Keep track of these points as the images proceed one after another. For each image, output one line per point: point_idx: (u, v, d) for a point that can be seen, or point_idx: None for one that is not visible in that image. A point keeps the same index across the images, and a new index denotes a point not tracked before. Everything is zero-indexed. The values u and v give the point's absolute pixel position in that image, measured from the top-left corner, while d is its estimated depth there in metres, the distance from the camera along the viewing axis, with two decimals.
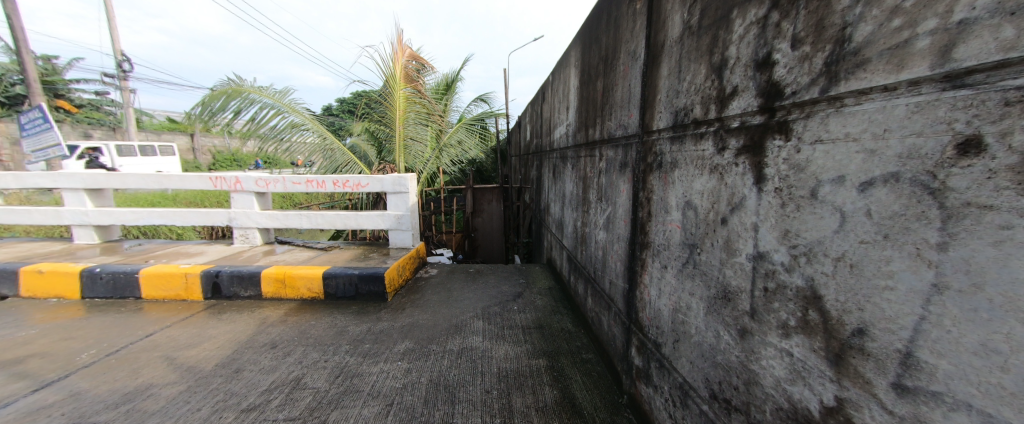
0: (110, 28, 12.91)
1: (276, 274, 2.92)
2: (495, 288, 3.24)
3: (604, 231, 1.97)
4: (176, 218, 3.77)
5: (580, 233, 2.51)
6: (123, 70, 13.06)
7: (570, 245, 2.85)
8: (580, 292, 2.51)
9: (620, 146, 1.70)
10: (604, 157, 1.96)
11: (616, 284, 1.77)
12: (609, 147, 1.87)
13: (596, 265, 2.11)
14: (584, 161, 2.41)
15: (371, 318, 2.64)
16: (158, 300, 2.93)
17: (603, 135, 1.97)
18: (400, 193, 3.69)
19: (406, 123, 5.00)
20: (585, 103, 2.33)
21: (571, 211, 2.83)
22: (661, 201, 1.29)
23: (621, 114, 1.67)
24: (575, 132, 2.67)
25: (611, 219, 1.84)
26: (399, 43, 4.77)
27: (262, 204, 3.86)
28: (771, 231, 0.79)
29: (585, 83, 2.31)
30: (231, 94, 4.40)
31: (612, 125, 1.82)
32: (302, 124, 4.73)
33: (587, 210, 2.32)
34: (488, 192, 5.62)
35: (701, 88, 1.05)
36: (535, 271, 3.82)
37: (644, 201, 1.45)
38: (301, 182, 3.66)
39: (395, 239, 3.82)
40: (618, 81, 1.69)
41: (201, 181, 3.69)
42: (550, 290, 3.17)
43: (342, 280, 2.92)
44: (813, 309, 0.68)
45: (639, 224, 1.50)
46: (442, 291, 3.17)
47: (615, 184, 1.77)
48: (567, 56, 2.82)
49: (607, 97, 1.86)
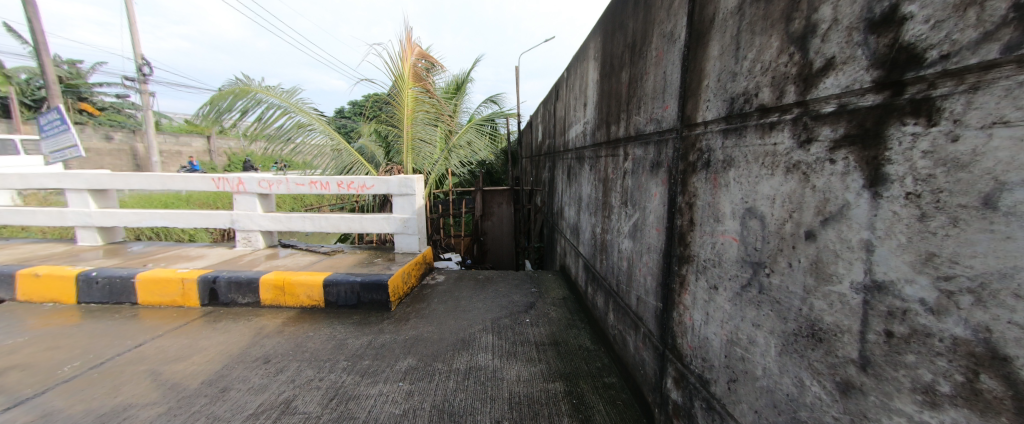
0: (132, 34, 13.35)
1: (274, 280, 2.78)
2: (505, 297, 3.04)
3: (630, 240, 1.75)
4: (179, 219, 3.70)
5: (600, 241, 2.29)
6: (142, 74, 13.45)
7: (587, 253, 2.63)
8: (599, 305, 2.30)
9: (651, 144, 1.48)
10: (629, 157, 1.75)
11: (646, 301, 1.55)
12: (636, 146, 1.66)
13: (620, 278, 1.89)
14: (605, 162, 2.19)
15: (372, 330, 2.47)
16: (154, 305, 2.86)
17: (628, 132, 1.76)
18: (407, 195, 3.52)
19: (414, 123, 4.86)
20: (607, 98, 2.12)
21: (589, 217, 2.61)
22: (709, 208, 1.08)
23: (652, 107, 1.47)
24: (593, 130, 2.45)
25: (639, 227, 1.63)
26: (408, 41, 4.64)
27: (265, 206, 3.75)
28: (899, 253, 0.56)
29: (607, 76, 2.09)
30: (238, 94, 4.35)
31: (641, 120, 1.60)
32: (309, 124, 4.63)
33: (608, 216, 2.10)
34: (498, 194, 5.45)
35: (772, 66, 0.83)
36: (547, 279, 3.61)
37: (685, 207, 1.23)
38: (304, 183, 3.54)
39: (401, 244, 3.67)
40: (650, 69, 1.48)
41: (204, 183, 3.61)
42: (564, 301, 2.96)
43: (344, 288, 2.77)
44: (990, 374, 0.45)
45: (677, 233, 1.28)
46: (449, 301, 2.98)
47: (645, 187, 1.56)
48: (585, 48, 2.61)
49: (635, 89, 1.66)
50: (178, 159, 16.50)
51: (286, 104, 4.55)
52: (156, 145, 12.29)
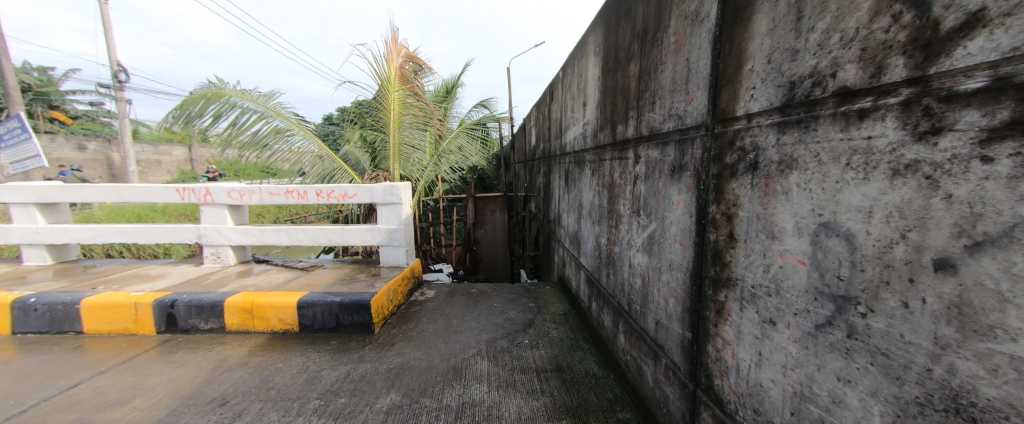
0: (107, 39, 12.81)
1: (241, 303, 2.47)
2: (501, 315, 2.79)
3: (644, 255, 1.53)
4: (139, 235, 3.34)
5: (606, 254, 2.06)
6: (119, 81, 12.91)
7: (591, 265, 2.41)
8: (607, 325, 2.07)
9: (671, 144, 1.27)
10: (641, 160, 1.54)
11: (668, 327, 1.32)
12: (650, 147, 1.44)
13: (632, 296, 1.67)
14: (610, 167, 1.98)
15: (352, 358, 2.18)
16: (103, 334, 2.51)
17: (639, 131, 1.55)
18: (393, 204, 3.25)
19: (401, 128, 4.60)
20: (611, 95, 1.91)
21: (592, 226, 2.39)
22: (759, 221, 0.87)
23: (672, 101, 1.26)
24: (595, 131, 2.26)
25: (656, 240, 1.41)
26: (394, 42, 4.39)
27: (237, 218, 3.43)
28: None
29: (611, 72, 1.89)
30: (210, 97, 4.03)
31: (656, 117, 1.39)
32: (288, 129, 4.33)
33: (616, 226, 1.88)
34: (491, 201, 5.23)
35: (861, 35, 0.62)
36: (546, 292, 3.37)
37: (721, 219, 1.01)
38: (280, 193, 3.25)
39: (386, 257, 3.39)
40: (667, 57, 1.28)
41: (168, 194, 3.28)
42: (565, 317, 2.72)
43: (321, 309, 2.47)
44: None
45: (709, 249, 1.06)
46: (440, 320, 2.72)
47: (662, 194, 1.34)
48: (585, 43, 2.42)
49: (647, 82, 1.45)
50: (157, 169, 15.82)
51: (263, 108, 4.25)
52: (132, 155, 11.68)
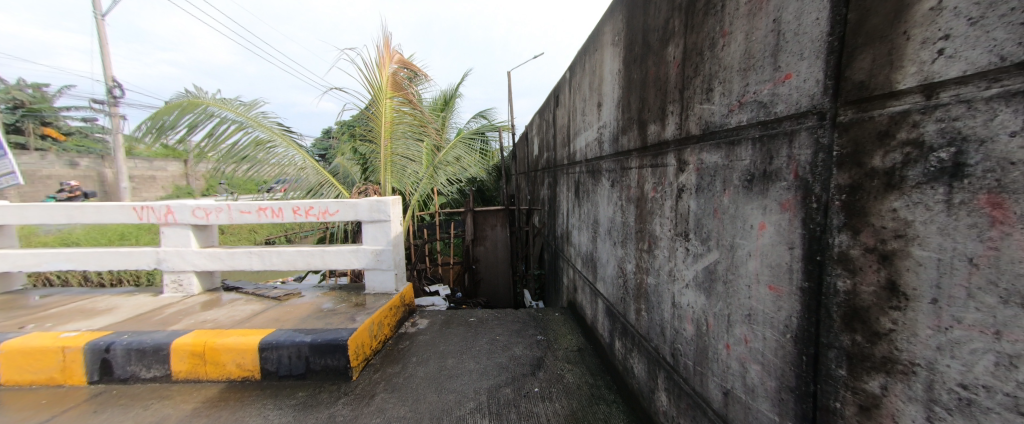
0: (103, 56, 12.71)
1: (191, 346, 2.08)
2: (504, 351, 2.37)
3: (698, 292, 1.15)
4: (92, 261, 2.97)
5: (635, 286, 1.68)
6: (113, 97, 12.75)
7: (612, 294, 2.03)
8: (638, 374, 1.65)
9: (746, 143, 0.91)
10: (690, 167, 1.18)
11: (749, 405, 0.92)
12: (706, 150, 1.09)
13: (680, 347, 1.26)
14: (638, 177, 1.62)
15: (318, 417, 1.76)
16: (24, 386, 2.09)
17: (685, 129, 1.19)
18: (380, 221, 2.86)
19: (393, 138, 4.26)
20: (639, 90, 1.58)
21: (612, 247, 2.02)
22: (979, 271, 0.47)
23: (746, 83, 0.90)
24: (615, 135, 1.91)
25: (720, 276, 1.03)
26: (386, 47, 4.10)
27: (204, 240, 3.04)
28: None
29: (638, 62, 1.56)
30: (186, 107, 3.71)
31: (714, 109, 1.04)
32: (270, 141, 3.99)
33: (649, 251, 1.51)
34: (491, 215, 4.91)
35: None
36: (554, 319, 2.97)
37: (864, 259, 0.62)
38: (251, 210, 2.86)
39: (372, 282, 2.98)
40: (735, 23, 0.92)
41: (123, 213, 2.92)
42: (580, 354, 2.32)
43: (287, 352, 2.07)
44: None
45: (837, 304, 0.67)
46: (432, 359, 2.30)
47: (732, 214, 0.97)
48: (599, 35, 2.12)
49: (698, 64, 1.11)
50: (152, 185, 15.52)
51: (243, 118, 3.91)
52: (124, 172, 11.37)
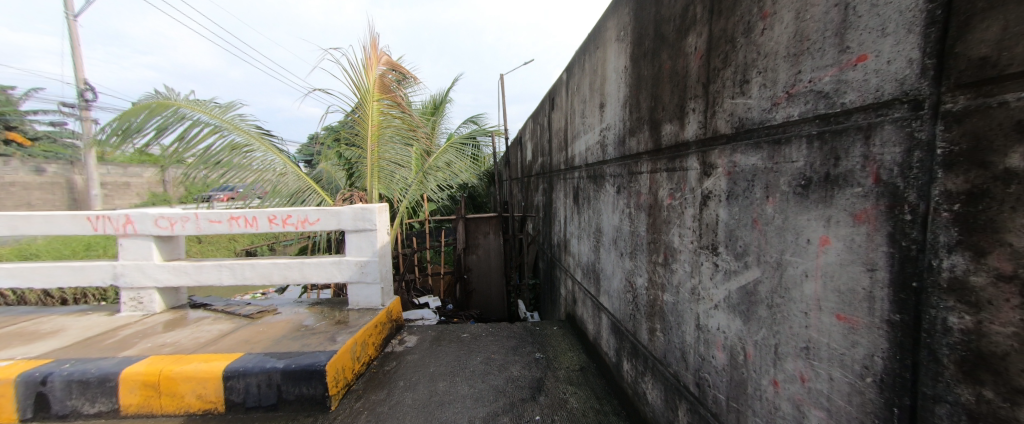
0: (76, 58, 12.18)
1: (143, 375, 1.80)
2: (501, 372, 2.17)
3: (731, 316, 0.99)
4: (39, 277, 2.65)
5: (647, 303, 1.52)
6: (85, 99, 12.16)
7: (618, 308, 1.87)
8: (652, 402, 1.48)
9: (798, 142, 0.77)
10: (719, 171, 1.04)
11: None
12: (741, 151, 0.95)
13: (708, 378, 1.10)
14: (649, 182, 1.48)
15: None
16: None
17: (712, 128, 1.06)
18: (365, 230, 2.65)
19: (381, 141, 4.05)
20: (650, 87, 1.44)
21: (618, 258, 1.87)
22: None
23: (796, 72, 0.76)
24: (621, 136, 1.77)
25: (764, 298, 0.87)
26: (373, 48, 3.91)
27: (168, 252, 2.76)
28: None
29: (649, 57, 1.43)
30: (154, 109, 3.43)
31: (752, 103, 0.90)
32: (247, 145, 3.72)
33: (665, 265, 1.36)
34: (483, 223, 4.73)
35: None
36: (553, 333, 2.80)
37: (994, 289, 0.46)
38: (221, 219, 2.61)
39: (356, 296, 2.75)
40: (781, 1, 0.79)
41: (75, 223, 2.61)
42: (582, 374, 2.14)
43: (256, 380, 1.81)
44: None
45: (950, 345, 0.51)
46: (422, 382, 2.08)
47: (780, 224, 0.82)
48: (601, 32, 2.00)
49: (730, 52, 0.97)
50: (127, 192, 14.79)
51: (217, 120, 3.65)
52: (96, 178, 10.82)
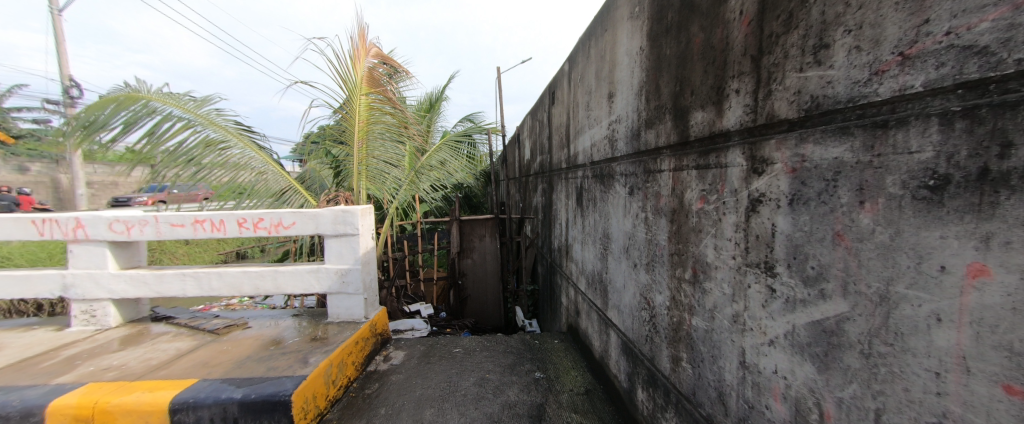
0: (59, 53, 11.77)
1: (75, 408, 1.54)
2: (495, 396, 1.92)
3: (797, 358, 0.75)
4: None
5: (669, 325, 1.29)
6: (68, 96, 11.76)
7: (631, 327, 1.63)
8: None
9: (922, 122, 0.52)
10: (778, 168, 0.81)
11: None
12: (815, 140, 0.72)
13: None
14: (672, 182, 1.25)
15: None
16: None
17: (767, 113, 0.83)
18: (346, 235, 2.39)
19: (369, 139, 3.78)
20: (674, 69, 1.21)
21: (630, 268, 1.63)
22: None
23: (919, 16, 0.52)
24: (634, 129, 1.53)
25: (854, 341, 0.64)
26: (362, 39, 3.64)
27: (124, 260, 2.47)
28: None
29: (674, 32, 1.20)
30: (121, 102, 3.13)
31: (836, 74, 0.66)
32: (223, 141, 3.44)
33: (695, 282, 1.13)
34: (479, 225, 4.49)
35: None
36: (553, 348, 2.56)
37: None
38: (184, 223, 2.33)
39: (337, 308, 2.49)
40: None
41: (19, 228, 2.33)
42: (587, 399, 1.90)
43: (207, 413, 1.55)
44: None
45: None
46: (406, 409, 1.83)
47: (886, 243, 0.58)
48: (610, 11, 1.77)
49: (799, 11, 0.74)
50: (115, 192, 14.40)
51: (191, 115, 3.37)
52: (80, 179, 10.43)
